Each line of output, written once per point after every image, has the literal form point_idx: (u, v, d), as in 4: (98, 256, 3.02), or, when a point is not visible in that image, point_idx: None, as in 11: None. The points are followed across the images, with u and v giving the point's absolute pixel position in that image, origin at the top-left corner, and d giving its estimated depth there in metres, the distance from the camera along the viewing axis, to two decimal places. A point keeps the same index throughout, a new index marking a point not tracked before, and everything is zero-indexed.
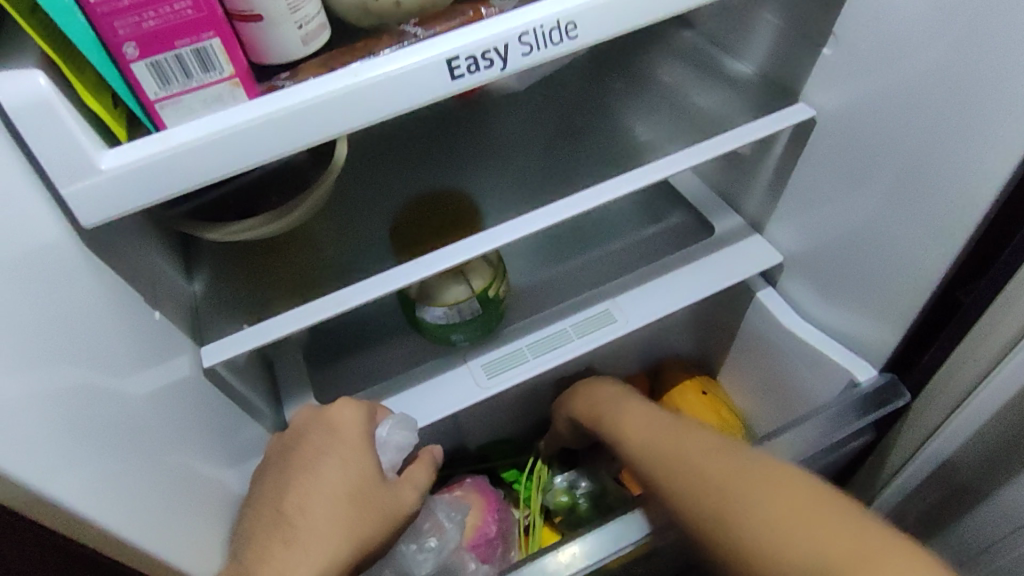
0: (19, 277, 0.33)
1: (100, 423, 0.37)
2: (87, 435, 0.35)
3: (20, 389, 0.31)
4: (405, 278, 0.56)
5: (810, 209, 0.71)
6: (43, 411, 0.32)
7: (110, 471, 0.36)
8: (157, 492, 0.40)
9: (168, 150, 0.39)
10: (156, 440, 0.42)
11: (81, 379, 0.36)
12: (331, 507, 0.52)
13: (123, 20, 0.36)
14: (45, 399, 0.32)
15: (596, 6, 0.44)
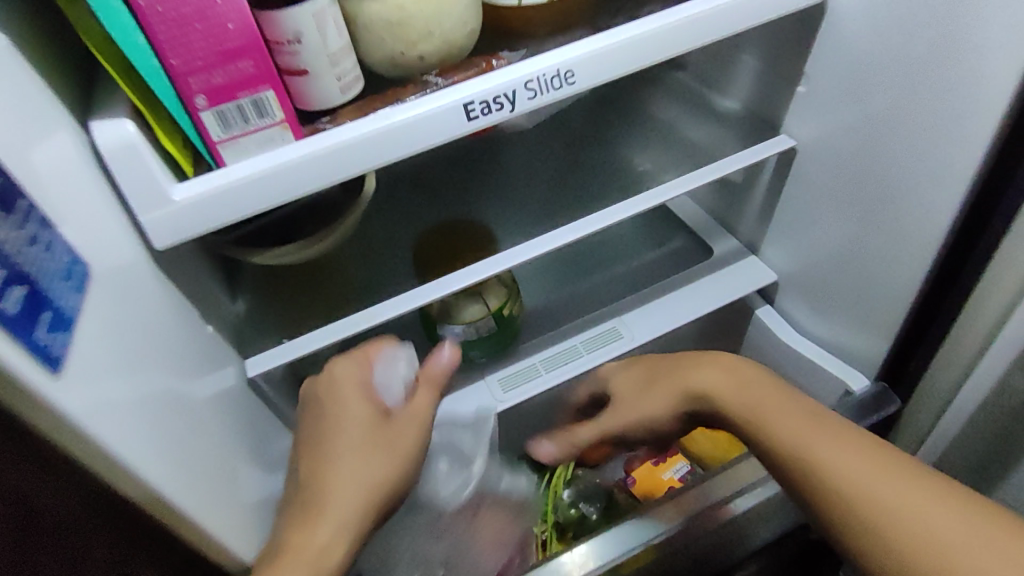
0: (104, 286, 0.40)
1: (165, 412, 0.43)
2: (157, 421, 0.41)
3: (111, 374, 0.37)
4: (430, 295, 0.62)
5: (797, 232, 0.77)
6: (126, 395, 0.38)
7: (174, 453, 0.42)
8: (209, 479, 0.46)
9: (229, 182, 0.46)
10: (207, 434, 0.48)
11: (152, 375, 0.42)
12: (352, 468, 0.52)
13: (197, 77, 0.44)
14: (127, 387, 0.39)
15: (590, 57, 0.52)
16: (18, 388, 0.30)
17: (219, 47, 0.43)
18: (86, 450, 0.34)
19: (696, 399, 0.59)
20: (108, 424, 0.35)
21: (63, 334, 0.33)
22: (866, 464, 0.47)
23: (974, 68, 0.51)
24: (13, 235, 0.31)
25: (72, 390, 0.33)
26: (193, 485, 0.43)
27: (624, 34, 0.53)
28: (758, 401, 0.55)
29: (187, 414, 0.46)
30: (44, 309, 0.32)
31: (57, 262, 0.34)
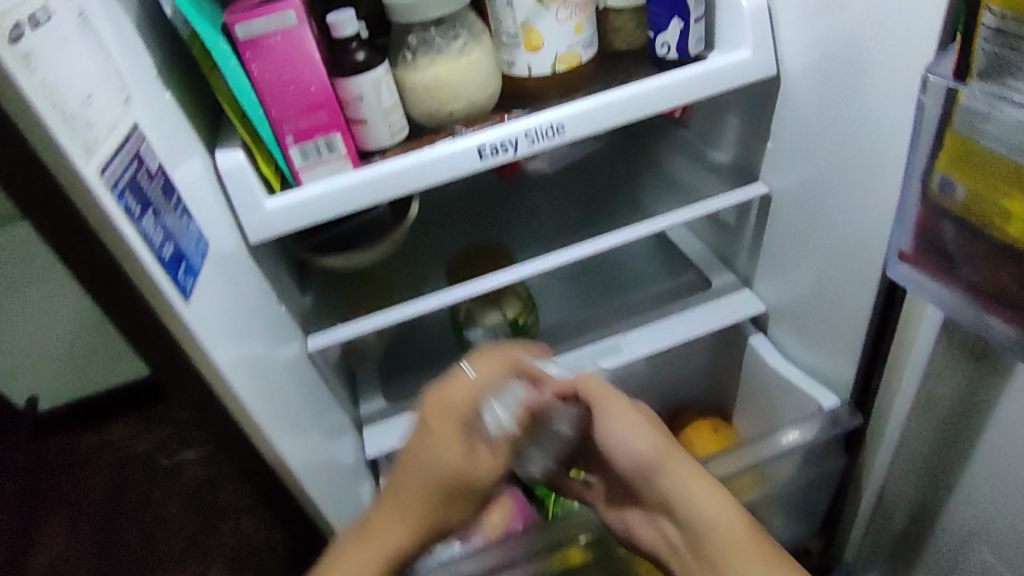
0: (213, 251, 0.58)
1: (242, 346, 0.60)
2: (235, 348, 0.58)
3: (209, 307, 0.55)
4: (455, 294, 0.76)
5: (779, 267, 0.89)
6: (216, 323, 0.55)
7: (241, 375, 0.58)
8: (263, 405, 0.62)
9: (304, 197, 0.63)
10: (270, 377, 0.65)
11: (235, 320, 0.59)
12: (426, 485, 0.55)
13: (289, 123, 0.62)
14: (218, 320, 0.56)
15: (578, 115, 0.68)
16: (165, 306, 0.48)
17: (305, 102, 0.62)
18: (193, 348, 0.52)
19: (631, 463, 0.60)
20: (208, 340, 0.53)
21: (191, 277, 0.52)
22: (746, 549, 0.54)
23: (877, 126, 0.64)
24: (169, 212, 0.50)
25: (191, 312, 0.51)
26: (255, 404, 0.60)
27: (608, 97, 0.68)
28: (729, 536, 0.54)
29: (258, 355, 0.63)
30: (182, 260, 0.51)
31: (192, 233, 0.54)
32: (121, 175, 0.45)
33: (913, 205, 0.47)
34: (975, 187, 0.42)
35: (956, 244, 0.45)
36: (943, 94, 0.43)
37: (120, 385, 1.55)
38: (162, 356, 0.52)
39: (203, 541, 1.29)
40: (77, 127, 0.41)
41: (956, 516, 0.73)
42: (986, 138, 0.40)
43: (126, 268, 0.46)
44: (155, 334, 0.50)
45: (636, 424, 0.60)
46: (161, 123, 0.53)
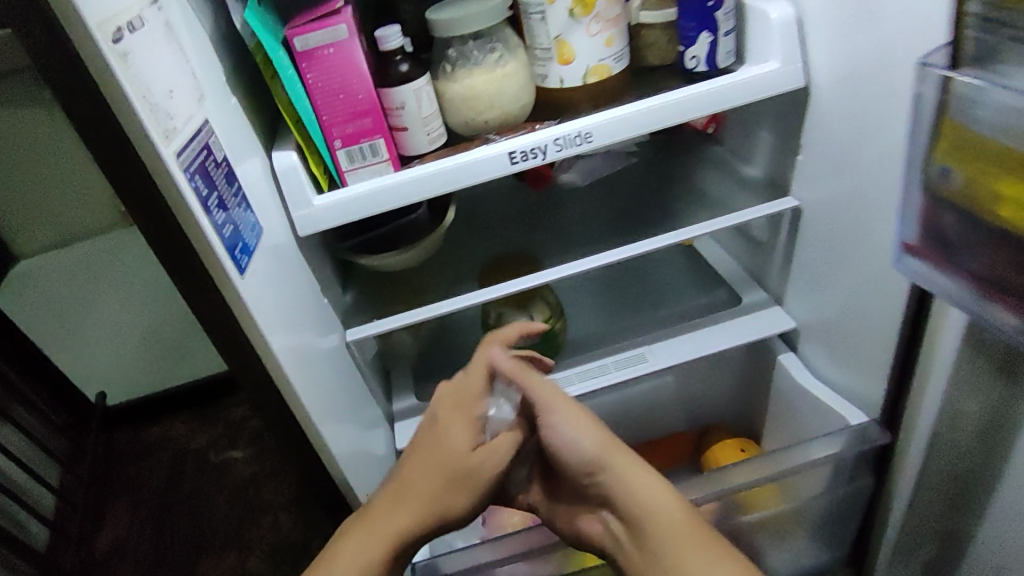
0: (266, 237, 0.63)
1: (288, 326, 0.64)
2: (281, 326, 0.62)
3: (260, 284, 0.60)
4: (487, 294, 0.79)
5: (809, 283, 0.89)
6: (266, 300, 0.60)
7: (286, 351, 0.63)
8: (307, 383, 0.67)
9: (346, 197, 0.69)
10: (313, 359, 0.70)
11: (282, 302, 0.64)
12: (440, 459, 0.66)
13: (338, 127, 0.68)
14: (268, 297, 0.61)
15: (605, 123, 0.71)
16: (226, 280, 0.54)
17: (353, 109, 0.68)
18: (245, 317, 0.57)
19: (579, 459, 0.64)
20: (261, 315, 0.59)
21: (248, 257, 0.58)
22: (690, 539, 0.58)
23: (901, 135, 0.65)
24: (230, 200, 0.56)
25: (246, 287, 0.56)
26: (300, 383, 0.65)
27: (634, 106, 0.72)
28: (669, 516, 0.59)
29: (303, 337, 0.68)
30: (239, 242, 0.57)
31: (248, 220, 0.59)
32: (193, 161, 0.51)
33: (915, 197, 0.47)
34: (970, 171, 0.43)
35: (958, 233, 0.46)
36: (938, 81, 0.43)
37: (180, 386, 1.66)
38: (220, 328, 0.57)
39: (245, 532, 1.35)
40: (159, 116, 0.47)
41: (994, 538, 0.71)
42: (979, 124, 0.41)
43: (194, 243, 0.51)
44: (209, 301, 0.55)
45: (583, 419, 0.65)
46: (227, 121, 0.59)
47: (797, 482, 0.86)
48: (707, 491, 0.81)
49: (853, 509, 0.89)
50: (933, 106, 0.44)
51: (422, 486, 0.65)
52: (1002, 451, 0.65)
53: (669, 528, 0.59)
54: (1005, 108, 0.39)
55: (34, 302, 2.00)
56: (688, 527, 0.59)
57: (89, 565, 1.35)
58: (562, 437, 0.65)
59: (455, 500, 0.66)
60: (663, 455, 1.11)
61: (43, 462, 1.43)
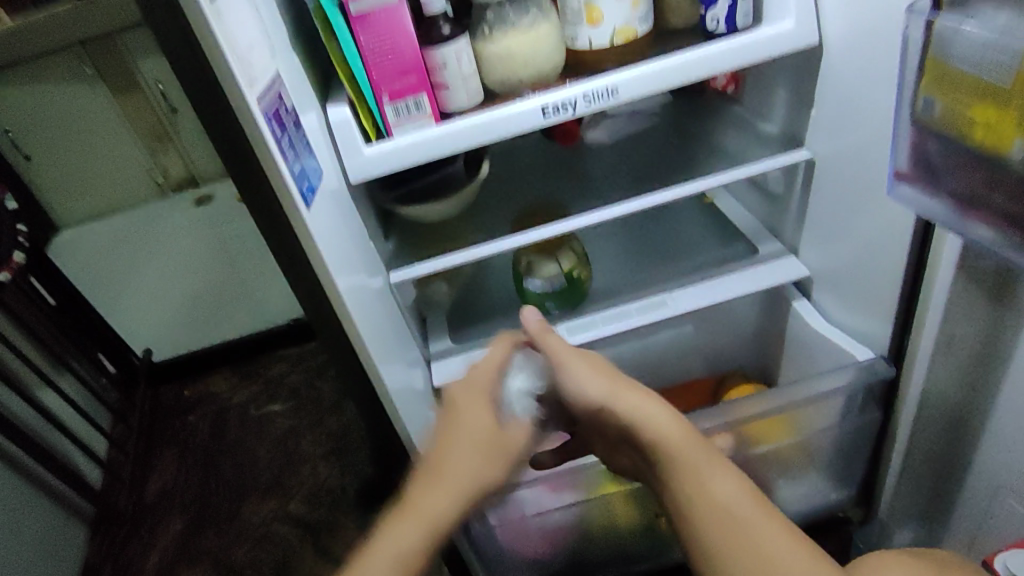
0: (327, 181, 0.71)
1: (346, 262, 0.72)
2: (340, 260, 0.71)
3: (324, 220, 0.68)
4: (514, 240, 0.87)
5: (821, 232, 0.95)
6: (329, 236, 0.69)
7: (344, 284, 0.71)
8: (361, 314, 0.75)
9: (391, 146, 0.76)
10: (366, 294, 0.78)
11: (341, 240, 0.72)
12: (464, 443, 0.64)
13: (386, 85, 0.75)
14: (330, 232, 0.69)
15: (631, 80, 0.77)
16: (296, 213, 0.62)
17: (400, 67, 0.74)
18: (312, 248, 0.65)
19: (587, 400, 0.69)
20: (326, 247, 0.67)
21: (313, 195, 0.66)
22: (703, 457, 0.64)
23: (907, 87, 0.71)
24: (298, 144, 0.64)
25: (312, 219, 0.64)
26: (357, 312, 0.73)
27: (657, 64, 0.78)
28: (673, 435, 0.65)
29: (358, 273, 0.76)
30: (307, 181, 0.65)
31: (311, 163, 0.67)
32: (269, 106, 0.59)
33: (905, 128, 0.56)
34: (949, 102, 0.51)
35: (940, 156, 0.54)
36: (922, 24, 0.51)
37: (236, 338, 1.75)
38: (290, 256, 0.66)
39: (285, 480, 1.45)
40: (243, 65, 0.55)
41: (1003, 458, 0.79)
42: (954, 58, 0.50)
43: (270, 176, 0.59)
44: (284, 233, 0.63)
45: (592, 366, 0.71)
46: (292, 76, 0.67)
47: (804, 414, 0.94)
48: (722, 416, 0.90)
49: (856, 438, 0.97)
50: (919, 46, 0.52)
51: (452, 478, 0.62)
52: (1006, 364, 0.74)
53: (677, 450, 0.64)
54: (976, 43, 0.47)
55: (86, 262, 2.14)
56: (698, 447, 0.64)
57: (140, 507, 1.46)
58: (574, 380, 0.70)
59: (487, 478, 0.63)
60: (683, 399, 1.19)
61: (97, 411, 1.55)
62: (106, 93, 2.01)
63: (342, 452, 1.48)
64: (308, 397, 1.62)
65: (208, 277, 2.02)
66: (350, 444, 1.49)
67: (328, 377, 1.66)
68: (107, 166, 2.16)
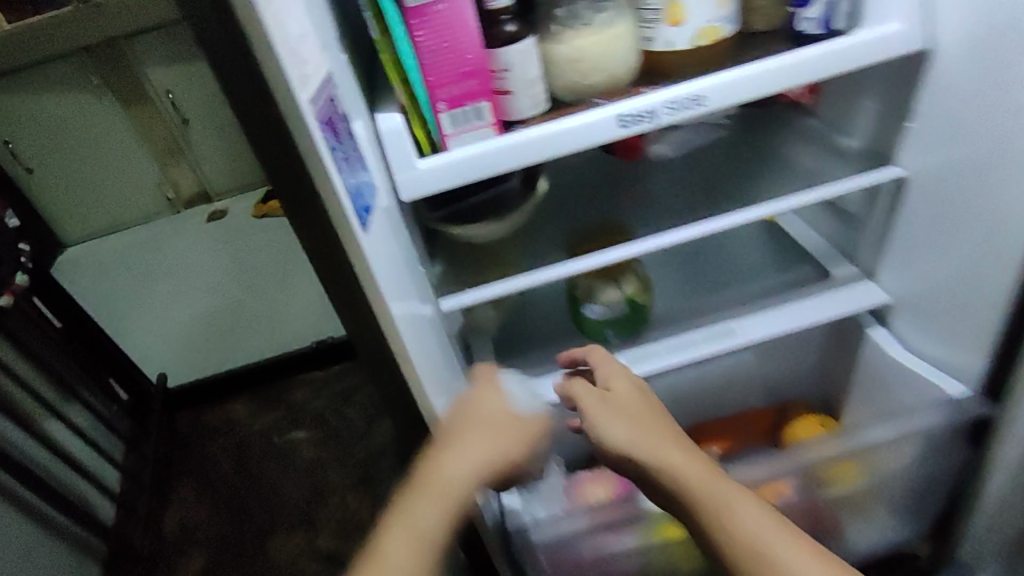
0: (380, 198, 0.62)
1: (399, 289, 0.63)
2: (393, 287, 0.61)
3: (378, 243, 0.59)
4: (577, 265, 0.77)
5: (906, 254, 0.83)
6: (383, 260, 0.59)
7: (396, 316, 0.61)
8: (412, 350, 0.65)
9: (448, 160, 0.67)
10: (417, 326, 0.68)
11: (394, 265, 0.63)
12: (478, 439, 0.62)
13: (443, 89, 0.66)
14: (384, 256, 0.60)
15: (720, 87, 0.68)
16: (350, 234, 0.53)
17: (460, 69, 0.65)
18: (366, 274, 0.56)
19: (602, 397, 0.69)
20: (379, 269, 0.58)
21: (368, 215, 0.57)
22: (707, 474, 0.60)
23: None
24: (352, 155, 0.55)
25: (367, 241, 0.55)
26: (410, 342, 0.65)
27: (748, 70, 0.69)
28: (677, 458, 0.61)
29: (409, 302, 0.66)
30: (362, 198, 0.56)
31: (364, 177, 0.58)
32: (323, 110, 0.49)
33: None
34: None
35: None
36: None
37: (251, 363, 1.66)
38: (342, 284, 0.57)
39: (314, 513, 1.35)
40: (295, 60, 0.46)
41: None
42: None
43: (322, 193, 0.50)
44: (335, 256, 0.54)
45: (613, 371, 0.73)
46: (343, 77, 0.58)
47: (877, 459, 0.80)
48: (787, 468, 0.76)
49: (939, 483, 0.85)
50: None
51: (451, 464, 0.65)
52: None
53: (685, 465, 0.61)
54: None
55: (98, 284, 2.09)
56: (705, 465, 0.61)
57: (157, 546, 1.37)
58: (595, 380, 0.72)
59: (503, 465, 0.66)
60: (737, 433, 1.05)
61: (108, 441, 1.45)
62: (113, 102, 2.04)
63: (371, 483, 1.38)
64: (331, 424, 1.53)
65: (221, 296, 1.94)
66: (377, 475, 1.40)
67: (355, 403, 1.56)
68: (115, 177, 2.17)
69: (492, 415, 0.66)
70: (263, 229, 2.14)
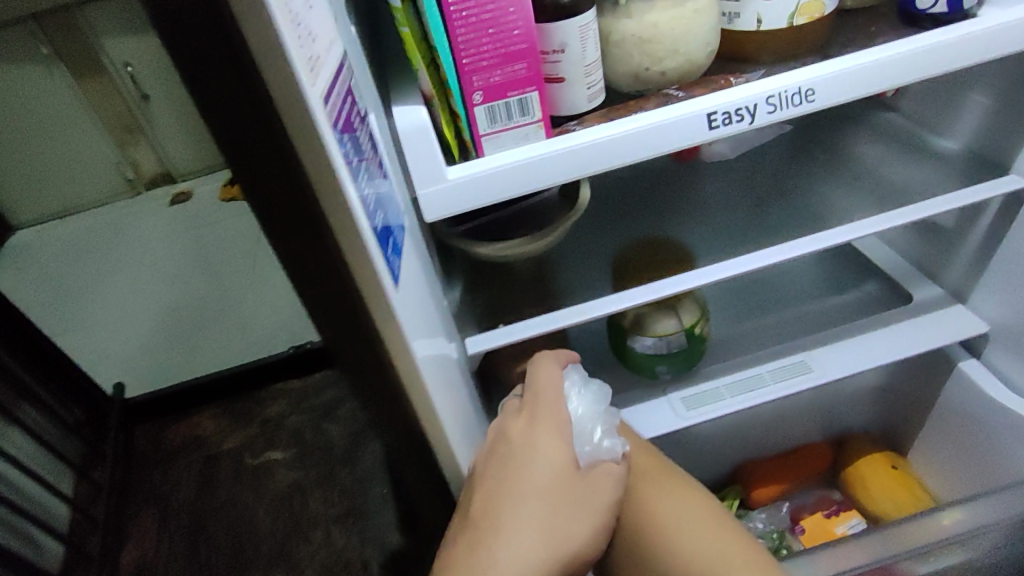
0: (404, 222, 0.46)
1: (427, 339, 0.48)
2: (421, 340, 0.46)
3: (405, 286, 0.43)
4: (642, 296, 0.64)
5: (1014, 279, 0.72)
6: (411, 308, 0.44)
7: (423, 379, 0.46)
8: (441, 416, 0.50)
9: (488, 169, 0.51)
10: (444, 380, 0.53)
11: (421, 308, 0.48)
12: (528, 508, 0.52)
13: (480, 75, 0.50)
14: (411, 301, 0.44)
15: (832, 77, 0.54)
16: (373, 284, 0.38)
17: (503, 49, 0.49)
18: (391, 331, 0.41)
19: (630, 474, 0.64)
20: (406, 321, 0.42)
21: (397, 255, 0.41)
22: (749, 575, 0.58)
23: None
24: (374, 170, 0.40)
25: (394, 292, 0.40)
26: (441, 406, 0.50)
27: (868, 56, 0.55)
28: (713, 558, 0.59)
29: (437, 352, 0.51)
30: (387, 232, 0.40)
31: (385, 199, 0.42)
32: (338, 110, 0.34)
33: None
34: None
35: None
36: None
37: (223, 371, 1.49)
38: (358, 345, 0.42)
39: (292, 550, 1.20)
40: (301, 37, 0.30)
41: None
42: None
43: (336, 231, 0.35)
44: (352, 310, 0.39)
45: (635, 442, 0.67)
46: (357, 60, 0.42)
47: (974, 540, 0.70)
48: (891, 551, 0.67)
49: None
50: None
51: (529, 529, 0.51)
52: None
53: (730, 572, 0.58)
54: None
55: (46, 277, 1.88)
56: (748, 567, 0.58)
57: None
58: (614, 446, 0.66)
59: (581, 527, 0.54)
60: (793, 472, 0.94)
61: (56, 468, 1.26)
62: (65, 75, 1.84)
63: (359, 515, 1.23)
64: (313, 444, 1.36)
65: (188, 291, 1.75)
66: (367, 504, 1.25)
67: (339, 419, 1.40)
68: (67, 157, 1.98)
69: (551, 452, 0.55)
70: (232, 216, 1.95)
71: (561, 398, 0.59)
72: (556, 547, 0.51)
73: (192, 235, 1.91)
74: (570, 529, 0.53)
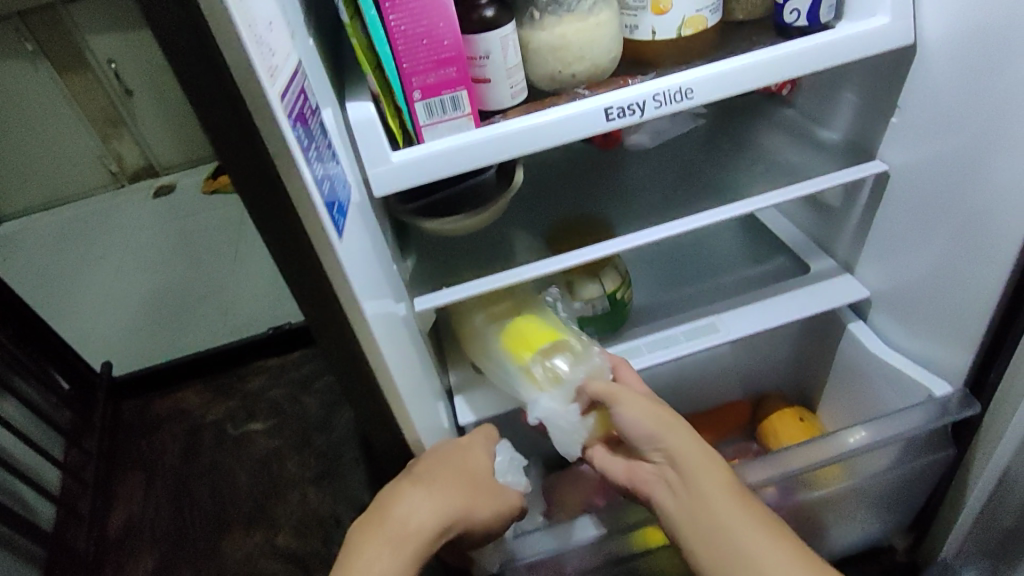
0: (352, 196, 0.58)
1: (373, 291, 0.59)
2: (367, 290, 0.57)
3: (352, 245, 0.55)
4: (565, 261, 0.75)
5: (886, 249, 0.84)
6: (357, 262, 0.55)
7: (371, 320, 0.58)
8: (389, 355, 0.62)
9: (426, 153, 0.62)
10: (391, 328, 0.65)
11: (369, 267, 0.60)
12: (460, 478, 0.69)
13: (418, 77, 0.61)
14: (358, 258, 0.56)
15: (708, 79, 0.66)
16: (323, 237, 0.49)
17: (436, 56, 0.60)
18: (340, 280, 0.52)
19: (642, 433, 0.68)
20: (354, 273, 0.54)
21: (343, 219, 0.53)
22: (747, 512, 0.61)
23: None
24: (325, 152, 0.51)
25: (341, 246, 0.51)
26: (388, 347, 0.62)
27: (742, 61, 0.67)
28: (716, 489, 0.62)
29: (383, 304, 0.63)
30: (335, 200, 0.52)
31: (336, 176, 0.53)
32: (293, 106, 0.45)
33: None
34: None
35: None
36: None
37: (206, 350, 1.58)
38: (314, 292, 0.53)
39: (271, 507, 1.31)
40: (262, 51, 0.41)
41: None
42: None
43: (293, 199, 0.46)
44: (307, 261, 0.50)
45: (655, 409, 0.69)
46: (312, 65, 0.53)
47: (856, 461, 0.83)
48: (774, 470, 0.79)
49: (924, 476, 0.87)
50: None
51: (456, 488, 0.68)
52: None
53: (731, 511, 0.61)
54: None
55: (34, 266, 1.96)
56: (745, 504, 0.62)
57: (103, 545, 1.31)
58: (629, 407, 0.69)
59: (489, 511, 0.70)
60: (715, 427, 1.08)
61: (51, 439, 1.35)
62: (48, 71, 1.92)
63: (334, 476, 1.34)
64: (293, 415, 1.47)
65: (172, 277, 1.85)
66: (342, 467, 1.36)
67: (315, 392, 1.51)
68: (52, 149, 2.05)
69: (483, 460, 0.74)
70: (214, 206, 2.05)
71: (492, 436, 0.79)
72: (471, 509, 0.68)
73: (176, 225, 2.01)
74: (483, 506, 0.70)
